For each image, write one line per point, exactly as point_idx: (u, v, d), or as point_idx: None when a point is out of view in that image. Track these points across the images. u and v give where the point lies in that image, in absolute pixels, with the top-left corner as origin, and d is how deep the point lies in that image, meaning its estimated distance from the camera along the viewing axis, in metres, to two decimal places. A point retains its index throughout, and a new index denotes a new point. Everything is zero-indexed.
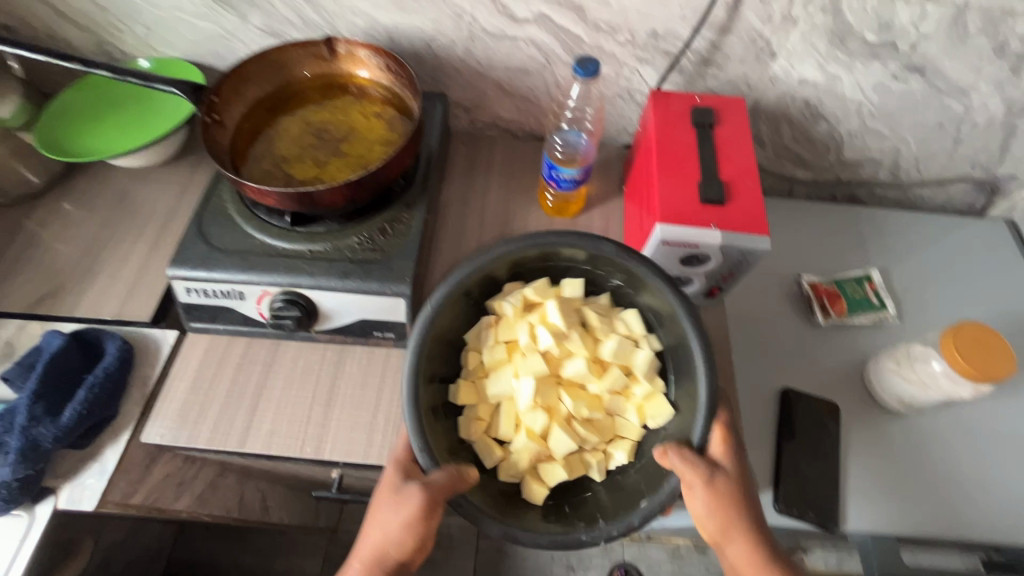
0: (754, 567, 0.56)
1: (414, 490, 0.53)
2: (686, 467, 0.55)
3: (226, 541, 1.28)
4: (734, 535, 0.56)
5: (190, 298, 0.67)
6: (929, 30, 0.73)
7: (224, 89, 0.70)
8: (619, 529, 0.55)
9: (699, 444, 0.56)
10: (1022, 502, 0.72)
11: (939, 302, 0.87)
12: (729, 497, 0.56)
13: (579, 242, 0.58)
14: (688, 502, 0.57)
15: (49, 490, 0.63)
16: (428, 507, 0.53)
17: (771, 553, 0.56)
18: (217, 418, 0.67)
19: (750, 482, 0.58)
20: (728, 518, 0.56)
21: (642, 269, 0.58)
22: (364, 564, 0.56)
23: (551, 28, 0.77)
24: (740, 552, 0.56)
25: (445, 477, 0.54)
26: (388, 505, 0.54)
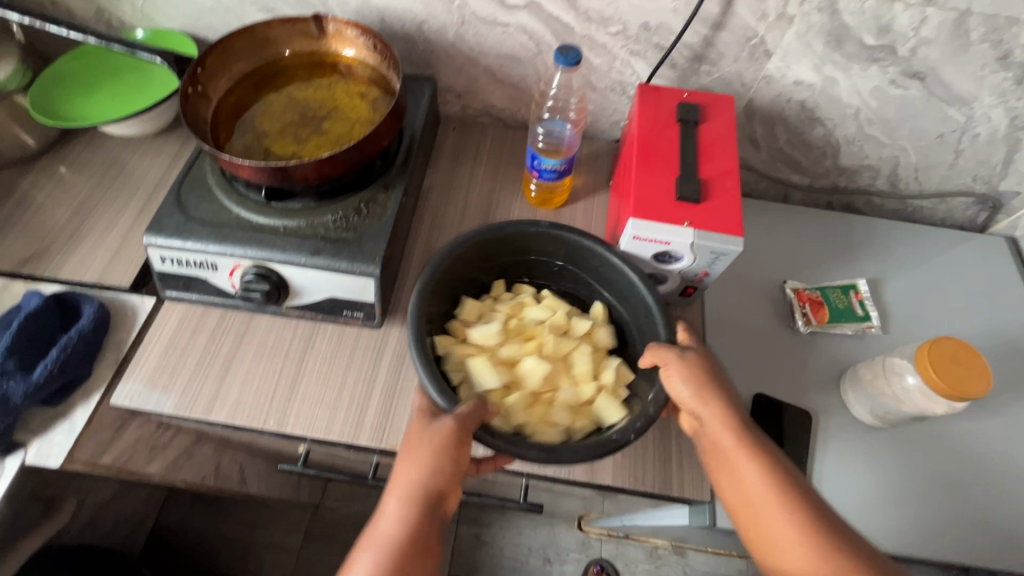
0: (733, 440, 0.57)
1: (443, 425, 0.55)
2: (660, 352, 0.60)
3: (208, 510, 1.29)
4: (712, 406, 0.58)
5: (165, 266, 0.68)
6: (929, 35, 0.71)
7: (208, 62, 0.70)
8: (641, 422, 0.58)
9: (671, 338, 0.63)
10: (991, 524, 0.70)
11: (927, 317, 0.84)
12: (701, 371, 0.59)
13: (532, 223, 0.68)
14: (670, 390, 0.60)
15: (19, 444, 0.65)
16: (458, 435, 0.55)
17: (750, 428, 0.58)
18: (186, 383, 0.68)
19: (726, 375, 0.62)
20: (706, 396, 0.58)
21: (586, 240, 0.68)
22: (397, 515, 0.53)
23: (542, 15, 0.76)
24: (721, 426, 0.58)
25: (471, 410, 0.56)
26: (418, 444, 0.55)
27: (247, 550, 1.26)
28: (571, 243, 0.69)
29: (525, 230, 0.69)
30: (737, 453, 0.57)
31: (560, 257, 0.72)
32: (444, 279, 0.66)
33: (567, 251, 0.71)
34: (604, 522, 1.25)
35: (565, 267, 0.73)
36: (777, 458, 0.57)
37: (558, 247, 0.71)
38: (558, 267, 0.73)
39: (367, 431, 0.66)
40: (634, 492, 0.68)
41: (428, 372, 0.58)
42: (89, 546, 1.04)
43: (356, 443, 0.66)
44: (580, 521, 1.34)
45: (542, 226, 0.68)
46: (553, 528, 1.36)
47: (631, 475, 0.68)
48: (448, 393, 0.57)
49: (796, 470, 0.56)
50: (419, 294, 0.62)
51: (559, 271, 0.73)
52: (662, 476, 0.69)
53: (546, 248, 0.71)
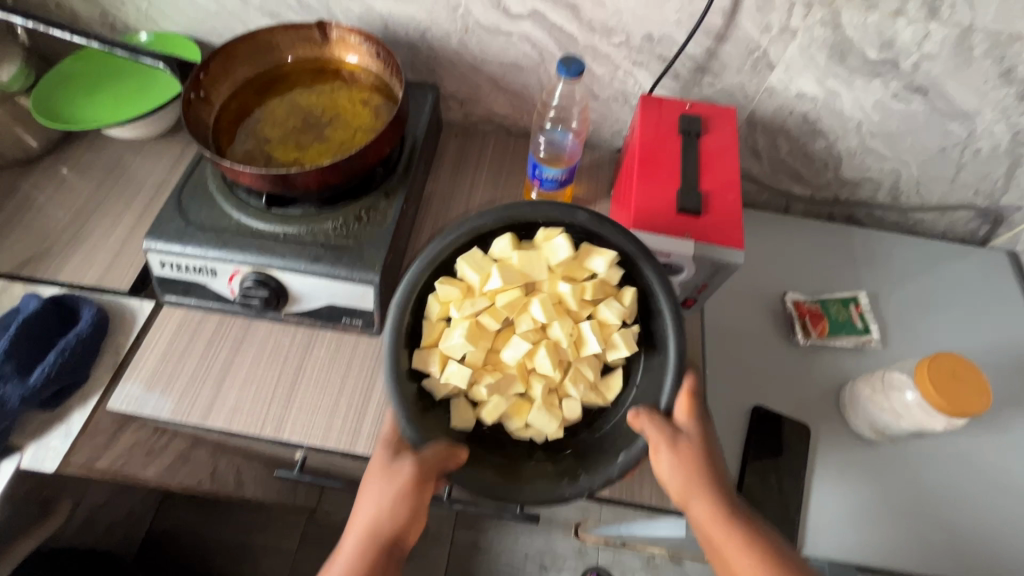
0: (725, 534, 0.55)
1: (406, 467, 0.54)
2: (653, 431, 0.57)
3: (204, 512, 1.29)
4: (699, 493, 0.56)
5: (164, 271, 0.68)
6: (933, 50, 0.71)
7: (212, 67, 0.71)
8: (599, 481, 0.56)
9: (668, 409, 0.58)
10: (991, 541, 0.70)
11: (927, 330, 0.84)
12: (692, 454, 0.57)
13: (566, 211, 0.57)
14: (657, 468, 0.58)
15: (15, 449, 0.64)
16: (420, 480, 0.54)
17: (741, 521, 0.55)
18: (182, 389, 0.68)
19: (718, 449, 0.59)
20: (691, 479, 0.56)
21: (626, 244, 0.57)
22: (361, 547, 0.55)
23: (545, 25, 0.77)
24: (711, 517, 0.56)
25: (435, 452, 0.55)
26: (379, 484, 0.55)
27: (242, 552, 1.26)
28: (605, 239, 0.59)
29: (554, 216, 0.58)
30: (727, 544, 0.55)
31: (585, 238, 0.62)
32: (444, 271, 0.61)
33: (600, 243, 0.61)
34: (601, 531, 1.24)
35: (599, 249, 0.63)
36: (770, 549, 0.54)
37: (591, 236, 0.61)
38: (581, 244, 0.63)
39: (364, 440, 0.66)
40: (631, 505, 0.68)
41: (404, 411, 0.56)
42: (84, 549, 1.03)
43: (352, 452, 0.66)
44: (576, 527, 1.29)
45: (580, 217, 0.57)
46: (550, 535, 1.35)
47: (629, 488, 0.69)
48: (420, 427, 0.56)
49: (786, 558, 0.54)
50: (404, 305, 0.56)
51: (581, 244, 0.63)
52: (659, 488, 0.69)
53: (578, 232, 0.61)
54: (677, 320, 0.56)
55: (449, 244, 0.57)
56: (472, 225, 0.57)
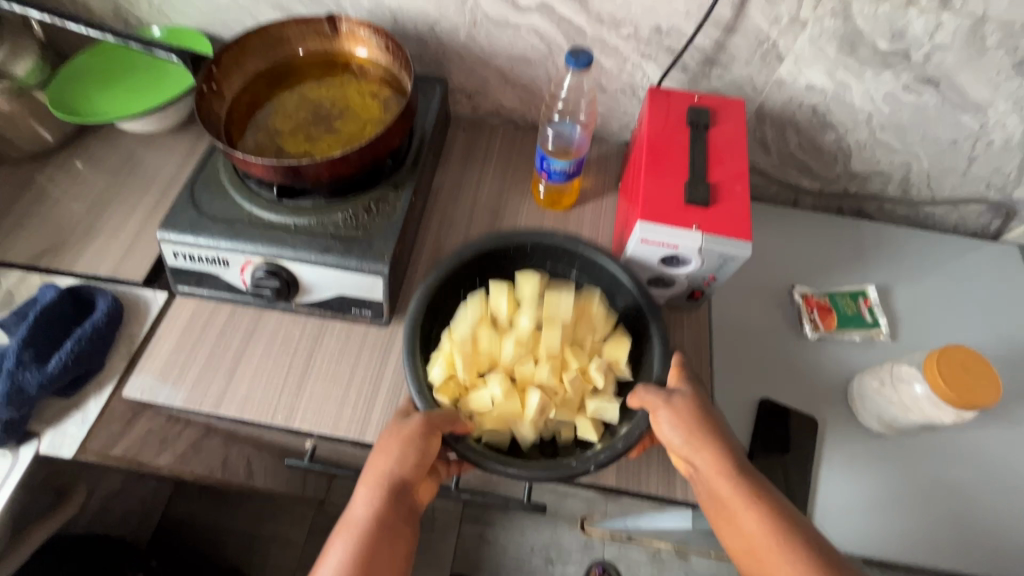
0: (732, 492, 0.56)
1: (413, 420, 0.57)
2: (649, 395, 0.59)
3: (214, 503, 1.30)
4: (703, 451, 0.57)
5: (177, 261, 0.69)
6: (944, 41, 0.70)
7: (224, 60, 0.71)
8: (606, 454, 0.57)
9: (659, 377, 0.62)
10: (1000, 535, 0.69)
11: (938, 325, 0.84)
12: (692, 414, 0.58)
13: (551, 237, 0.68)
14: (660, 434, 0.59)
15: (33, 434, 0.66)
16: (427, 432, 0.56)
17: (745, 474, 0.57)
18: (196, 378, 0.69)
19: (715, 410, 0.61)
20: (695, 439, 0.58)
21: (599, 255, 0.68)
22: (368, 500, 0.57)
23: (554, 17, 0.77)
24: (715, 474, 0.57)
25: (443, 411, 0.58)
26: (389, 437, 0.58)
27: (252, 542, 1.28)
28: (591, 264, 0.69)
29: (539, 241, 0.68)
30: (733, 498, 0.56)
31: (575, 266, 0.70)
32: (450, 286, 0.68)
33: (583, 264, 0.69)
34: (607, 524, 1.25)
35: (581, 279, 0.71)
36: (774, 503, 0.55)
37: (572, 259, 0.70)
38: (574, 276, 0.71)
39: (373, 429, 0.67)
40: (637, 495, 0.68)
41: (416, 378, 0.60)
42: (99, 536, 1.05)
43: (362, 440, 0.67)
44: (582, 521, 1.33)
45: (560, 241, 0.68)
46: (556, 528, 1.36)
47: (635, 477, 0.69)
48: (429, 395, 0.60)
49: (787, 507, 0.55)
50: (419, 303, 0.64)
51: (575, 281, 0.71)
52: (665, 478, 0.69)
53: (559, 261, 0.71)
54: (658, 322, 0.64)
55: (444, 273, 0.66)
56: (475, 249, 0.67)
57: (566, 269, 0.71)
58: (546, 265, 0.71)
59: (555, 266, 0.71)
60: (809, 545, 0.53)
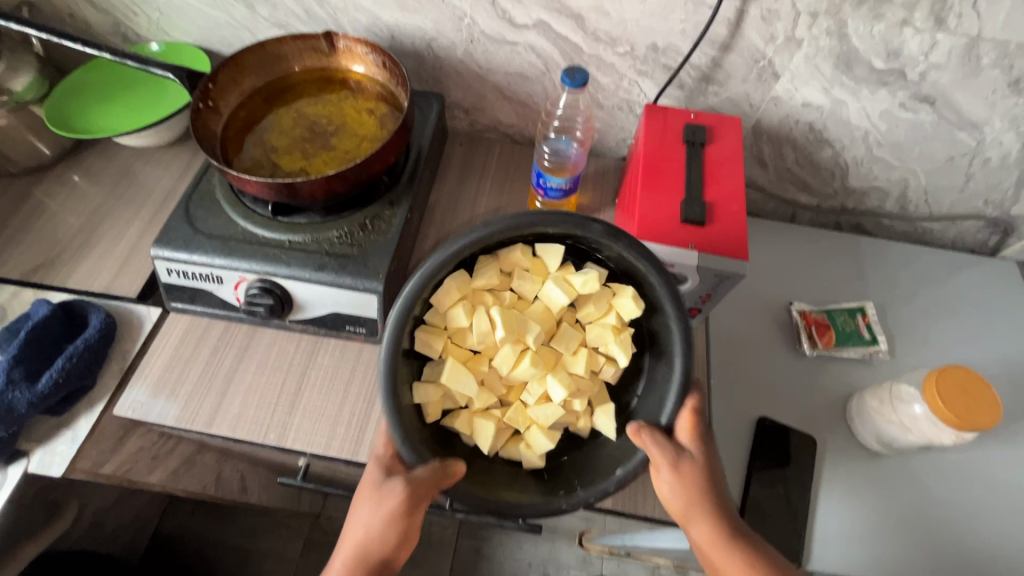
0: (726, 559, 0.55)
1: (396, 487, 0.54)
2: (656, 449, 0.56)
3: (209, 517, 1.29)
4: (702, 515, 0.56)
5: (171, 278, 0.69)
6: (940, 60, 0.71)
7: (221, 77, 0.72)
8: (595, 494, 0.56)
9: (668, 425, 0.57)
10: (1002, 557, 0.68)
11: (937, 342, 0.83)
12: (697, 476, 0.57)
13: (581, 222, 0.52)
14: (659, 489, 0.58)
15: (22, 453, 0.65)
16: (412, 500, 0.54)
17: (743, 542, 0.55)
18: (188, 396, 0.68)
19: (721, 471, 0.59)
20: (694, 501, 0.57)
21: (638, 253, 0.53)
22: (346, 568, 0.56)
23: (550, 34, 0.77)
24: (710, 539, 0.56)
25: (431, 472, 0.54)
26: (372, 502, 0.55)
27: (246, 557, 1.26)
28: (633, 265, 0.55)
29: (567, 229, 0.53)
30: (730, 566, 0.55)
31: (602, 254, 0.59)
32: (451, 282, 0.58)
33: (611, 254, 0.58)
34: (606, 540, 1.23)
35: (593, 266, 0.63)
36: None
37: (602, 248, 0.57)
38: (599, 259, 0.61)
39: (367, 448, 0.66)
40: (634, 517, 0.67)
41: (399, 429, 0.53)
42: (90, 552, 1.04)
43: (355, 460, 0.66)
44: (580, 536, 1.30)
45: (596, 231, 0.52)
46: (554, 543, 1.34)
47: (632, 499, 0.68)
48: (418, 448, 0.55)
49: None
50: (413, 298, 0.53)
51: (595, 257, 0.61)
52: (663, 499, 0.68)
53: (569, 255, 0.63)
54: (686, 336, 0.54)
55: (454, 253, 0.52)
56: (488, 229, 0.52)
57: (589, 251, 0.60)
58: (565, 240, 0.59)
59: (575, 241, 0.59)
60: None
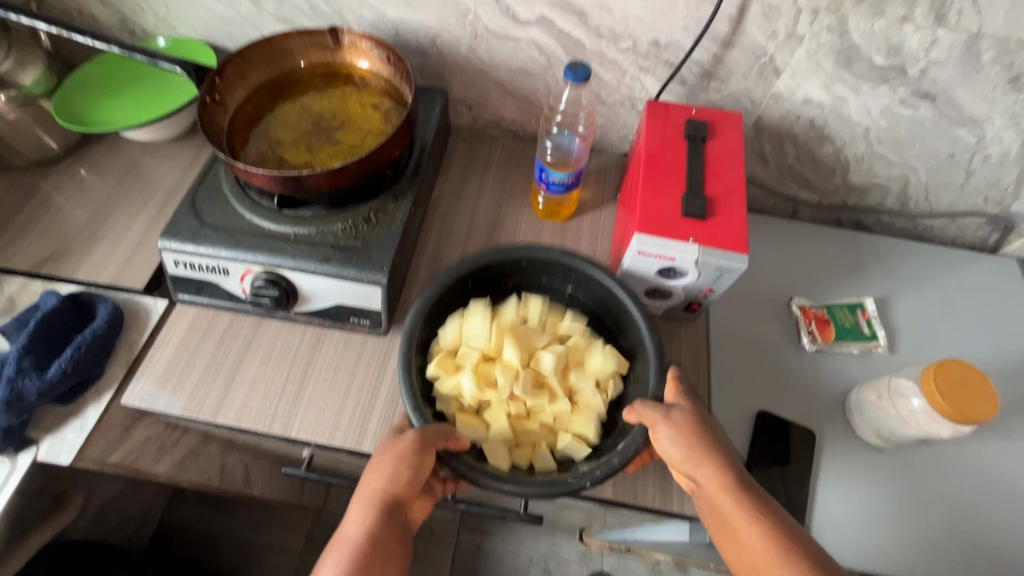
0: (732, 505, 0.56)
1: (407, 437, 0.57)
2: (647, 410, 0.59)
3: (212, 510, 1.30)
4: (703, 467, 0.57)
5: (178, 270, 0.70)
6: (940, 57, 0.71)
7: (227, 72, 0.72)
8: (601, 470, 0.57)
9: (656, 394, 0.62)
10: (1000, 551, 0.69)
11: (936, 338, 0.84)
12: (691, 429, 0.58)
13: (543, 249, 0.69)
14: (660, 448, 0.59)
15: (31, 441, 0.66)
16: (420, 448, 0.56)
17: (745, 487, 0.57)
18: (194, 386, 0.69)
19: (715, 424, 0.61)
20: (695, 453, 0.58)
21: (596, 270, 0.68)
22: (361, 519, 0.57)
23: (553, 30, 0.78)
24: (716, 489, 0.57)
25: (438, 427, 0.58)
26: (383, 452, 0.58)
27: (249, 550, 1.27)
28: (593, 281, 0.69)
29: (535, 254, 0.69)
30: (734, 513, 0.56)
31: (570, 282, 0.71)
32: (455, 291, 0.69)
33: (578, 278, 0.70)
34: (606, 535, 1.24)
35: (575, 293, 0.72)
36: (774, 515, 0.55)
37: (569, 274, 0.70)
38: (570, 292, 0.72)
39: (370, 438, 0.67)
40: (634, 507, 0.68)
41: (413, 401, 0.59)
42: (96, 543, 1.05)
43: (358, 450, 0.67)
44: (581, 533, 1.33)
45: (556, 254, 0.68)
46: (554, 538, 1.35)
47: (633, 489, 0.68)
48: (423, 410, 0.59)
49: (789, 522, 0.55)
50: (415, 317, 0.64)
51: (570, 295, 0.72)
52: (663, 490, 0.69)
53: (556, 274, 0.71)
54: (649, 326, 0.64)
55: (440, 287, 0.66)
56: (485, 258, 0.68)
57: (561, 285, 0.72)
58: (541, 280, 0.72)
59: (551, 279, 0.72)
60: (810, 559, 0.53)
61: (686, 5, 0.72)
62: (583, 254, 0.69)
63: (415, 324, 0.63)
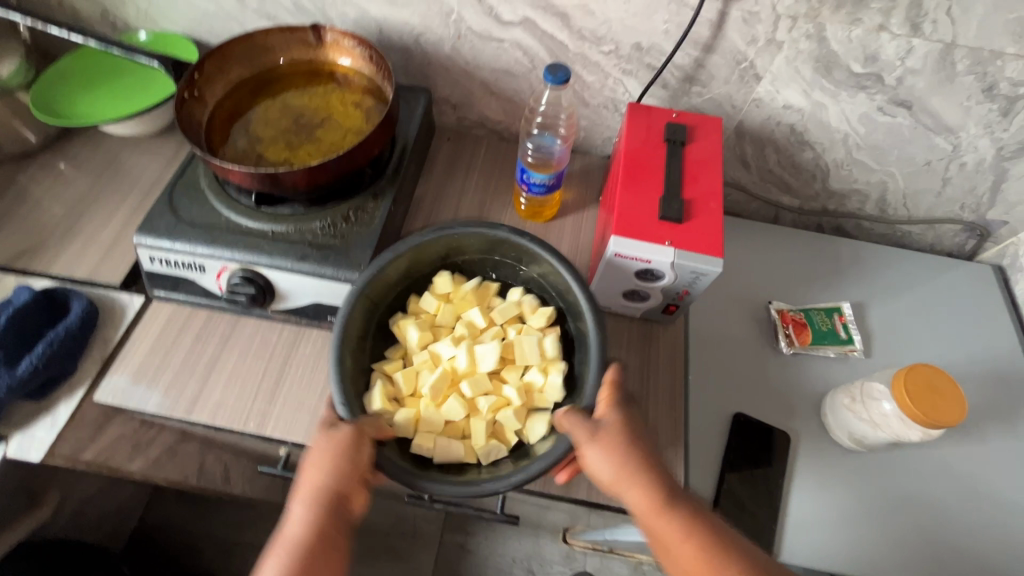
0: (660, 516, 0.56)
1: (342, 429, 0.57)
2: (578, 426, 0.58)
3: (193, 508, 1.29)
4: (633, 485, 0.57)
5: (154, 266, 0.69)
6: (916, 65, 0.72)
7: (206, 67, 0.72)
8: (519, 476, 0.57)
9: (589, 405, 0.61)
10: (968, 553, 0.70)
11: (911, 342, 0.85)
12: (621, 444, 0.57)
13: (490, 227, 0.68)
14: (589, 465, 0.58)
15: (1, 437, 0.65)
16: (357, 444, 0.56)
17: (678, 499, 0.57)
18: (168, 383, 0.69)
19: (647, 436, 0.60)
20: (626, 468, 0.57)
21: (537, 246, 0.67)
22: (302, 516, 0.55)
23: (536, 32, 0.78)
24: (647, 505, 0.56)
25: (370, 418, 0.59)
26: (320, 448, 0.56)
27: (230, 549, 1.26)
28: (536, 255, 0.68)
29: (480, 233, 0.68)
30: (668, 528, 0.55)
31: (516, 258, 0.72)
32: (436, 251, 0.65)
33: (523, 256, 0.70)
34: (589, 535, 1.26)
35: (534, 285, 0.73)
36: (706, 525, 0.56)
37: (514, 250, 0.70)
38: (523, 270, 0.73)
39: None
40: (608, 508, 0.68)
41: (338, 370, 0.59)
42: (72, 541, 1.04)
43: None
44: (564, 534, 1.33)
45: (501, 230, 0.68)
46: (537, 538, 1.35)
47: (607, 491, 0.68)
48: (352, 403, 0.59)
49: (720, 530, 0.56)
50: (355, 294, 0.63)
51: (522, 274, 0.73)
52: None
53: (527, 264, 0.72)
54: (593, 305, 0.64)
55: (397, 258, 0.66)
56: (421, 239, 0.67)
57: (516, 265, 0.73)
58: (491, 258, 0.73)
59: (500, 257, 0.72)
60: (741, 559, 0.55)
61: (668, 9, 0.72)
62: (524, 230, 0.68)
63: (367, 285, 0.64)
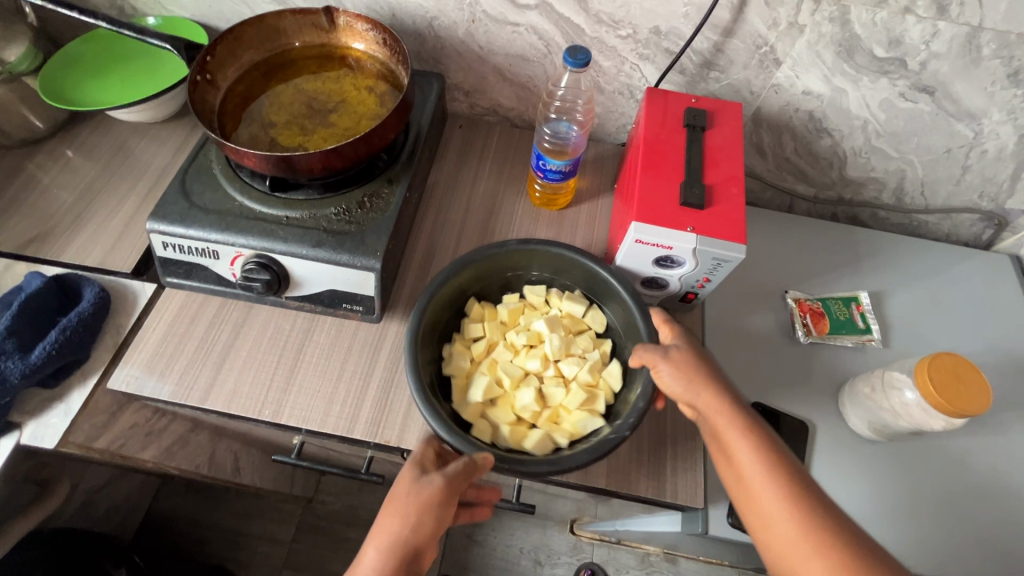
0: (726, 423, 0.57)
1: (433, 483, 0.56)
2: (646, 353, 0.61)
3: (201, 499, 1.29)
4: (702, 393, 0.59)
5: (166, 252, 0.68)
6: (940, 49, 0.71)
7: (219, 50, 0.71)
8: (591, 453, 0.57)
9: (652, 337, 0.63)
10: (987, 542, 0.69)
11: (929, 332, 0.84)
12: (690, 365, 0.60)
13: (500, 243, 0.69)
14: (661, 385, 0.61)
15: (14, 425, 0.64)
16: (445, 498, 0.56)
17: (743, 412, 0.57)
18: (182, 370, 0.68)
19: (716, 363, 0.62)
20: (694, 381, 0.59)
21: (563, 251, 0.69)
22: (376, 561, 0.55)
23: (552, 15, 0.76)
24: (714, 412, 0.58)
25: (460, 467, 0.56)
26: (405, 497, 0.56)
27: (238, 539, 1.26)
28: (560, 259, 0.70)
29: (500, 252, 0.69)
30: (729, 434, 0.56)
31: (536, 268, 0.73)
32: (435, 308, 0.68)
33: (541, 261, 0.71)
34: (596, 527, 1.27)
35: (541, 277, 0.74)
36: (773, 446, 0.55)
37: (533, 259, 0.71)
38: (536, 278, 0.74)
39: (362, 426, 0.66)
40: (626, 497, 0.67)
41: (431, 408, 0.58)
42: (82, 531, 1.04)
43: (350, 437, 0.66)
44: (572, 524, 1.36)
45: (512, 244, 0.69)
46: (545, 529, 1.35)
47: (626, 480, 0.67)
48: (451, 428, 0.58)
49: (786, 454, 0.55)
50: (417, 312, 0.63)
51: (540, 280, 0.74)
52: (656, 481, 0.68)
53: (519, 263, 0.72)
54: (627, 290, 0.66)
55: (440, 287, 0.66)
56: (458, 264, 0.67)
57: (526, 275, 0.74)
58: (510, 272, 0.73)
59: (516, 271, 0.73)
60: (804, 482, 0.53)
61: None
62: (535, 238, 0.70)
63: (420, 315, 0.63)
